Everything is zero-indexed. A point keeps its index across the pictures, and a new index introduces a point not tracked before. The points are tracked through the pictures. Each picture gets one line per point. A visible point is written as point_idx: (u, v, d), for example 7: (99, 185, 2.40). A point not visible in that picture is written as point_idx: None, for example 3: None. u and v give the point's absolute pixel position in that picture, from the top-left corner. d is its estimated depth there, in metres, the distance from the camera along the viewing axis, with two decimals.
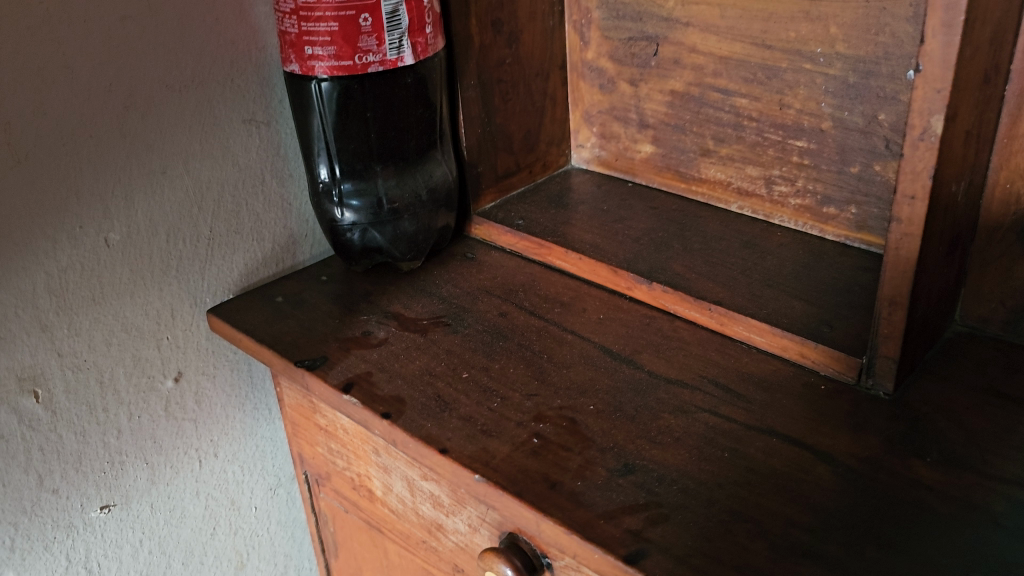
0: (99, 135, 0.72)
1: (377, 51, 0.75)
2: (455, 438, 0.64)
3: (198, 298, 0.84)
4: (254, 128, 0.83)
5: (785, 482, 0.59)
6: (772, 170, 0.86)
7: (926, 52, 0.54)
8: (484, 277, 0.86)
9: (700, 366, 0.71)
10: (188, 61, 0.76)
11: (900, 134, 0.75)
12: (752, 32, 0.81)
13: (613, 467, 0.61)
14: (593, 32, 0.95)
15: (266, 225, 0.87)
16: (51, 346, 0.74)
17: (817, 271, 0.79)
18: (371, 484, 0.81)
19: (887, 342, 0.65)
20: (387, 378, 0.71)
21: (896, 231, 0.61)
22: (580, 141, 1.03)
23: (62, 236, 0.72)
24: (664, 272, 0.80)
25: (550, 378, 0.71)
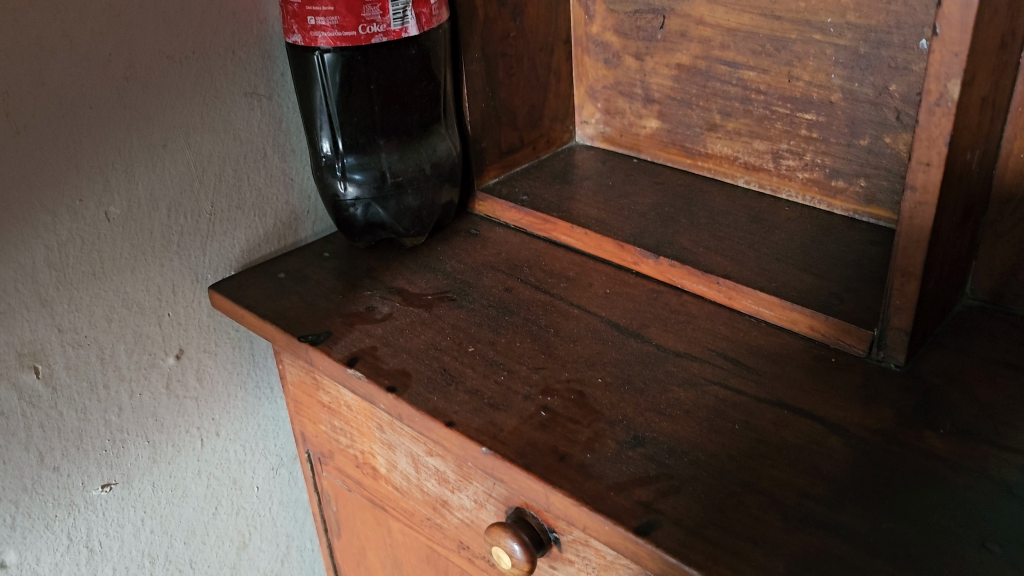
0: (99, 107, 0.70)
1: (381, 22, 0.74)
2: (462, 411, 0.63)
3: (200, 274, 0.83)
4: (256, 102, 0.81)
5: (797, 454, 0.58)
6: (779, 144, 0.85)
7: (944, 14, 0.53)
8: (488, 253, 0.85)
9: (709, 340, 0.70)
10: (189, 32, 0.74)
11: (911, 105, 0.74)
12: (761, 3, 0.80)
13: (622, 439, 0.60)
14: (597, 6, 0.94)
15: (268, 201, 0.86)
16: (51, 321, 0.73)
17: (825, 245, 0.78)
18: (374, 461, 0.80)
19: (899, 313, 0.64)
20: (392, 353, 0.71)
21: (910, 200, 0.60)
22: (584, 117, 1.02)
23: (62, 210, 0.71)
24: (671, 246, 0.79)
25: (557, 352, 0.70)
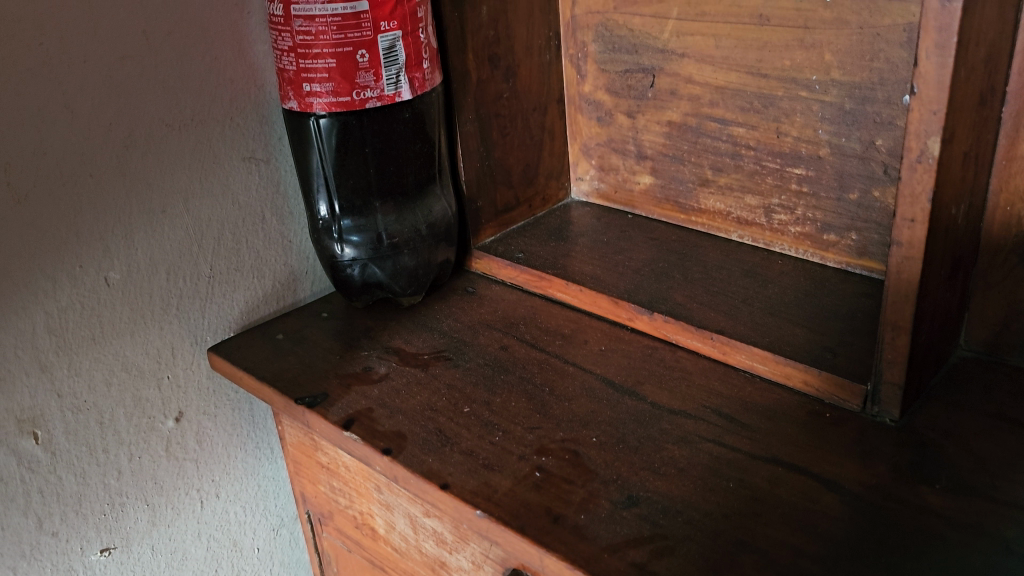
0: (99, 175, 0.72)
1: (374, 87, 0.75)
2: (457, 473, 0.63)
3: (199, 336, 0.83)
4: (254, 166, 0.83)
5: (792, 512, 0.58)
6: (771, 199, 0.86)
7: (921, 74, 0.54)
8: (484, 310, 0.86)
9: (703, 396, 0.70)
10: (188, 100, 0.76)
11: (898, 159, 0.75)
12: (748, 62, 0.81)
13: (616, 499, 0.60)
14: (589, 66, 0.95)
15: (267, 262, 0.87)
16: (50, 387, 0.74)
17: (819, 298, 0.79)
18: (373, 522, 0.80)
19: (891, 367, 0.64)
20: (387, 415, 0.71)
21: (896, 255, 0.60)
22: (579, 174, 1.03)
23: (62, 276, 0.72)
24: (665, 302, 0.80)
25: (552, 411, 0.70)
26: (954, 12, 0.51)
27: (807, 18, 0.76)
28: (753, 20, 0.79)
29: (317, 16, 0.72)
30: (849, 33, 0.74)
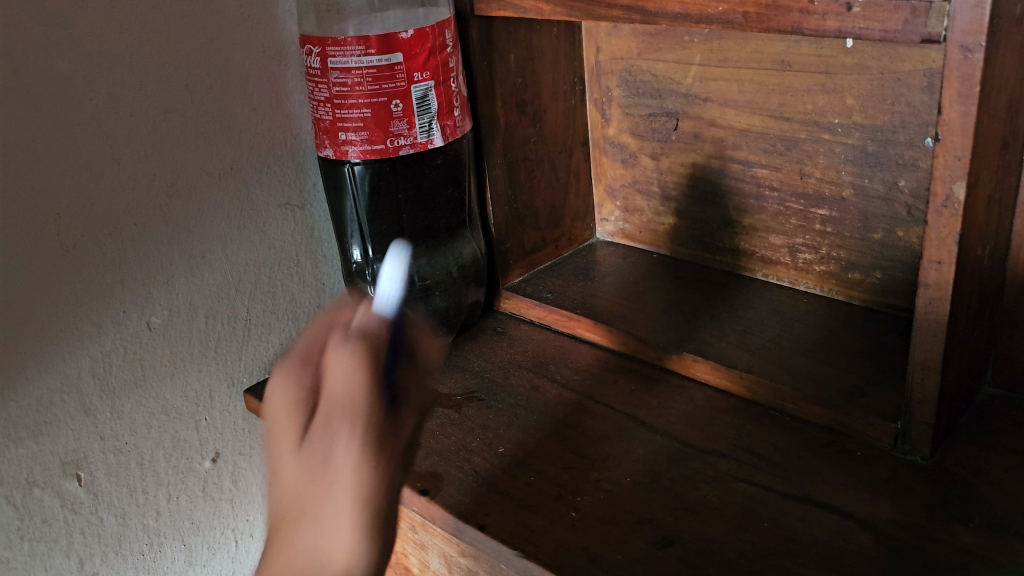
0: (143, 224, 0.74)
1: (408, 135, 0.78)
2: (494, 513, 0.64)
3: (236, 378, 0.85)
4: (290, 212, 0.85)
5: (827, 552, 0.59)
6: (795, 238, 0.88)
7: (945, 122, 0.55)
8: (514, 351, 0.87)
9: (734, 436, 0.71)
10: (228, 150, 0.79)
11: (921, 200, 0.77)
12: (770, 106, 0.83)
13: (652, 539, 0.61)
14: (613, 110, 0.97)
15: (301, 305, 0.89)
16: (94, 430, 0.75)
17: (845, 337, 0.80)
18: (407, 562, 0.80)
19: (921, 406, 0.65)
20: (423, 455, 0.72)
21: (923, 296, 0.61)
22: (604, 215, 1.05)
23: (107, 321, 0.74)
24: (694, 341, 0.81)
25: (586, 452, 0.71)
26: (977, 63, 0.52)
27: (828, 64, 0.78)
28: (775, 66, 0.81)
29: (353, 68, 0.74)
30: (870, 78, 0.75)
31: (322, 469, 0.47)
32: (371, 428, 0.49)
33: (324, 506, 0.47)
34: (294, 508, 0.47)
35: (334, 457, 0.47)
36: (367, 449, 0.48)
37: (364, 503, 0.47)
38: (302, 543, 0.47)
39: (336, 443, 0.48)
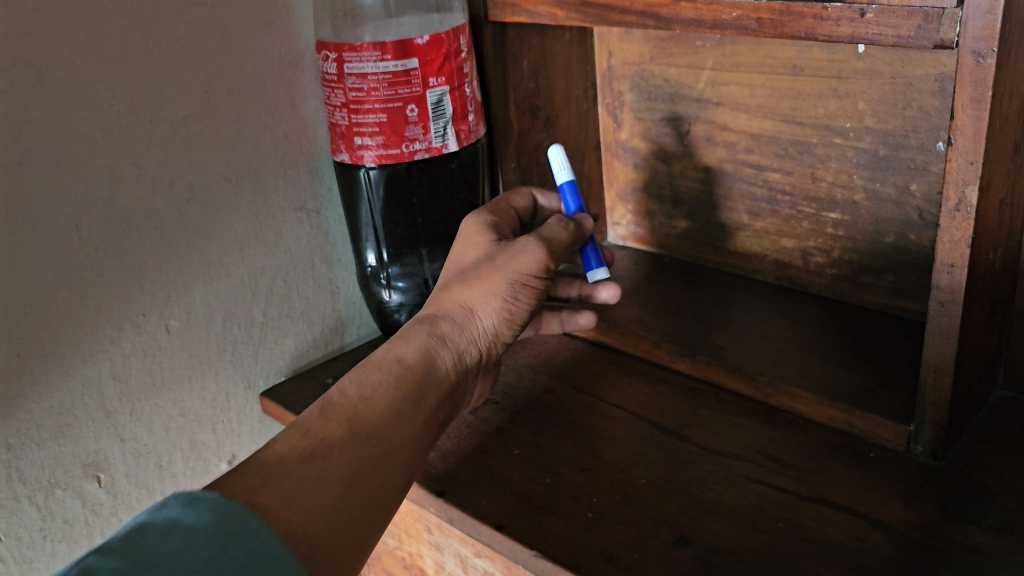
0: (162, 228, 0.75)
1: (423, 140, 0.78)
2: (510, 514, 0.65)
3: (252, 381, 0.86)
4: (305, 216, 0.86)
5: (841, 552, 0.59)
6: (807, 241, 0.88)
7: (958, 126, 0.56)
8: (528, 353, 0.88)
9: (748, 438, 0.72)
10: (245, 155, 0.80)
11: (933, 204, 0.77)
12: (782, 110, 0.84)
13: (668, 539, 0.61)
14: (625, 114, 0.98)
15: (316, 308, 0.90)
16: (113, 432, 0.76)
17: (857, 340, 0.81)
18: (422, 563, 0.80)
19: (934, 408, 0.65)
20: (439, 457, 0.73)
21: (936, 300, 0.62)
22: (615, 219, 1.06)
23: (127, 325, 0.75)
24: (707, 344, 0.82)
25: (600, 453, 0.72)
26: (988, 68, 0.53)
27: (840, 68, 0.78)
28: (787, 71, 0.82)
29: (369, 74, 0.75)
30: (881, 83, 0.76)
31: (487, 297, 0.65)
32: (530, 300, 0.66)
33: (478, 311, 0.65)
34: (487, 262, 0.66)
35: (511, 276, 0.65)
36: (542, 266, 0.65)
37: (528, 274, 0.65)
38: (446, 324, 0.64)
39: (530, 245, 0.65)
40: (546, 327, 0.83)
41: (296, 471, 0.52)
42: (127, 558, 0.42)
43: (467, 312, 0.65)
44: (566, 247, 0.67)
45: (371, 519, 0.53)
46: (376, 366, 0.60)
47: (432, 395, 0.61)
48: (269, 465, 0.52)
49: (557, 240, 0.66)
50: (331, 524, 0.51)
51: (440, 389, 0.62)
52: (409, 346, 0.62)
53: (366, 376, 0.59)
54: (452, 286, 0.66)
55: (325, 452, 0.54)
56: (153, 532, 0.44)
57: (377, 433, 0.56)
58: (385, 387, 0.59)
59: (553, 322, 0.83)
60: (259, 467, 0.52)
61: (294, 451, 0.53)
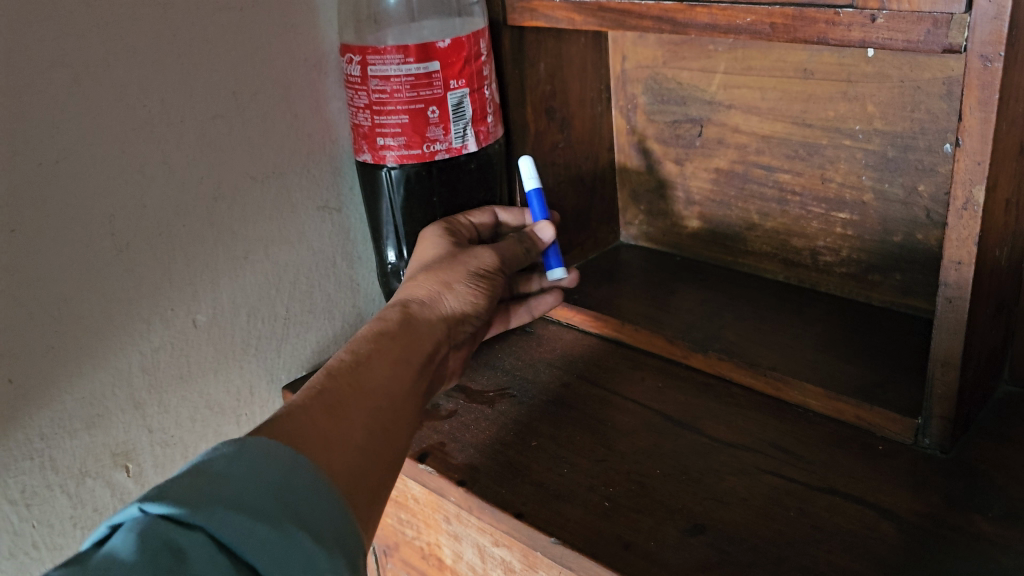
0: (191, 225, 0.77)
1: (443, 140, 0.81)
2: (530, 502, 0.67)
3: (274, 375, 0.89)
4: (327, 215, 0.89)
5: (851, 539, 0.61)
6: (816, 241, 0.91)
7: (965, 128, 0.58)
8: (544, 349, 0.90)
9: (759, 430, 0.74)
10: (270, 154, 0.82)
11: (940, 204, 0.79)
12: (793, 112, 0.86)
13: (683, 527, 0.63)
14: (638, 116, 1.00)
15: (337, 304, 0.93)
16: (142, 423, 0.79)
17: (866, 336, 0.83)
18: (440, 553, 0.82)
19: (941, 402, 0.67)
20: (459, 448, 0.75)
21: (944, 296, 0.64)
22: (628, 219, 1.09)
23: (156, 319, 0.77)
24: (719, 340, 0.84)
25: (616, 445, 0.74)
26: (995, 72, 0.55)
27: (850, 72, 0.80)
28: (798, 74, 0.84)
29: (392, 76, 0.77)
30: (890, 86, 0.78)
31: (452, 283, 0.69)
32: (489, 293, 0.71)
33: (443, 294, 0.69)
34: (447, 259, 0.72)
35: (469, 271, 0.71)
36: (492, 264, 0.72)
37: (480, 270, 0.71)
38: (416, 304, 0.68)
39: (485, 250, 0.72)
40: (513, 319, 0.84)
41: (316, 420, 0.54)
42: (199, 489, 0.44)
43: (435, 294, 0.69)
44: (515, 263, 0.75)
45: (379, 468, 0.56)
46: (359, 339, 0.63)
47: (413, 366, 0.64)
48: (289, 416, 0.54)
49: (506, 252, 0.74)
50: (348, 469, 0.53)
51: (419, 362, 0.65)
52: (385, 321, 0.65)
53: (356, 345, 0.62)
54: (417, 276, 0.70)
55: (338, 405, 0.56)
56: (219, 468, 0.47)
57: (379, 392, 0.59)
58: (373, 355, 0.61)
59: (520, 312, 0.84)
60: (280, 418, 0.53)
61: (312, 403, 0.55)
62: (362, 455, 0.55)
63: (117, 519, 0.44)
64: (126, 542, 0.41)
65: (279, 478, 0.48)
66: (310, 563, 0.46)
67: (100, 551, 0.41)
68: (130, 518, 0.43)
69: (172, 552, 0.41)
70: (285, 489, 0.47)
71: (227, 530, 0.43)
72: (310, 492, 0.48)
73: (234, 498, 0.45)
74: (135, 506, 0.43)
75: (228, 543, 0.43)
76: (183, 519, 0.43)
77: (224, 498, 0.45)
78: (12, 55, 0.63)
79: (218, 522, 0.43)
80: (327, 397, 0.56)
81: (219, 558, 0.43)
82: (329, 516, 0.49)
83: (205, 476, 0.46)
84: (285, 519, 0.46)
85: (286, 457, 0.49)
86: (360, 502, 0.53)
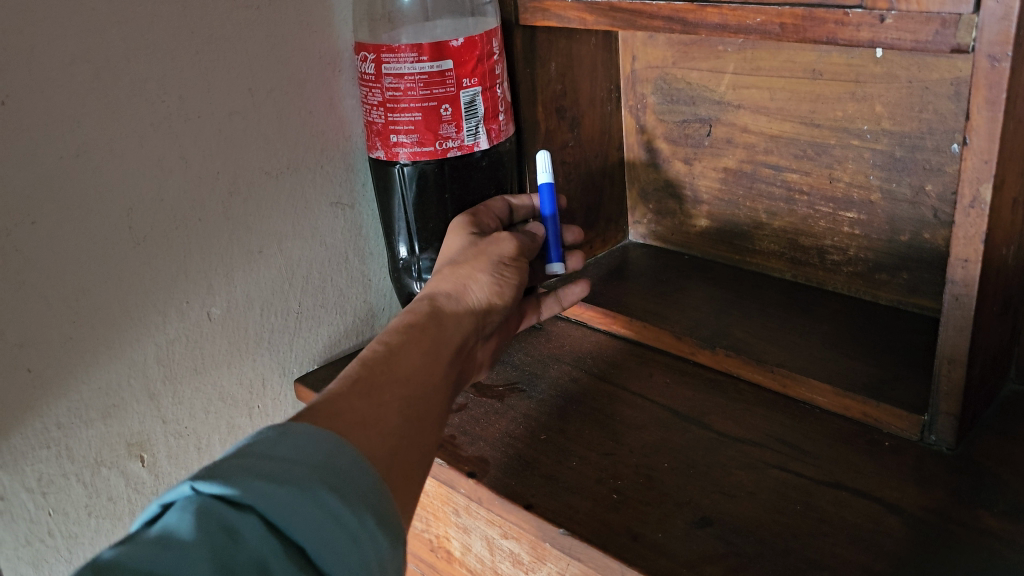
0: (207, 219, 0.78)
1: (456, 138, 0.82)
2: (539, 494, 0.68)
3: (286, 368, 0.90)
4: (340, 211, 0.90)
5: (857, 532, 0.62)
6: (824, 240, 0.91)
7: (973, 127, 0.58)
8: (553, 345, 0.91)
9: (766, 426, 0.75)
10: (285, 150, 0.83)
11: (947, 203, 0.80)
12: (801, 113, 0.87)
13: (691, 519, 0.64)
14: (647, 116, 1.01)
15: (349, 299, 0.94)
16: (157, 413, 0.80)
17: (873, 335, 0.83)
18: (449, 545, 0.82)
19: (947, 398, 0.68)
20: (469, 441, 0.76)
21: (950, 293, 0.65)
22: (637, 218, 1.10)
23: (172, 311, 0.78)
24: (726, 337, 0.85)
25: (624, 439, 0.75)
26: (1003, 71, 0.56)
27: (858, 72, 0.81)
28: (807, 74, 0.85)
29: (406, 74, 0.78)
30: (899, 87, 0.79)
31: (476, 272, 0.70)
32: (513, 281, 0.72)
33: (469, 286, 0.69)
34: (470, 252, 0.72)
35: (492, 259, 0.71)
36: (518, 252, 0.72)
37: (505, 260, 0.72)
38: (443, 297, 0.68)
39: (505, 238, 0.73)
40: (545, 309, 0.83)
41: (354, 405, 0.54)
42: (245, 470, 0.45)
43: (461, 286, 0.69)
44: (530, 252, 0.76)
45: (418, 451, 0.56)
46: (391, 331, 0.63)
47: (443, 355, 0.64)
48: (327, 402, 0.54)
49: (523, 244, 0.75)
50: (388, 451, 0.53)
51: (450, 351, 0.65)
52: (413, 314, 0.66)
53: (390, 336, 0.62)
54: (442, 271, 0.71)
55: (375, 391, 0.56)
56: (264, 449, 0.47)
57: (413, 379, 0.59)
58: (407, 346, 0.62)
59: (551, 301, 0.83)
60: (318, 405, 0.54)
61: (349, 389, 0.56)
62: (402, 437, 0.55)
63: (168, 498, 0.44)
64: (181, 520, 0.42)
65: (324, 457, 0.48)
66: (355, 541, 0.46)
67: (153, 529, 0.42)
68: (182, 498, 0.43)
69: (226, 530, 0.42)
70: (330, 468, 0.48)
71: (273, 509, 0.44)
72: (353, 472, 0.49)
73: (281, 476, 0.45)
74: (186, 485, 0.43)
75: (275, 520, 0.44)
76: (233, 499, 0.43)
77: (271, 476, 0.45)
78: (34, 51, 0.64)
79: (267, 501, 0.44)
80: (362, 383, 0.56)
81: (268, 536, 0.43)
82: (372, 495, 0.49)
83: (251, 457, 0.46)
84: (330, 497, 0.46)
85: (329, 440, 0.49)
86: (401, 482, 0.53)
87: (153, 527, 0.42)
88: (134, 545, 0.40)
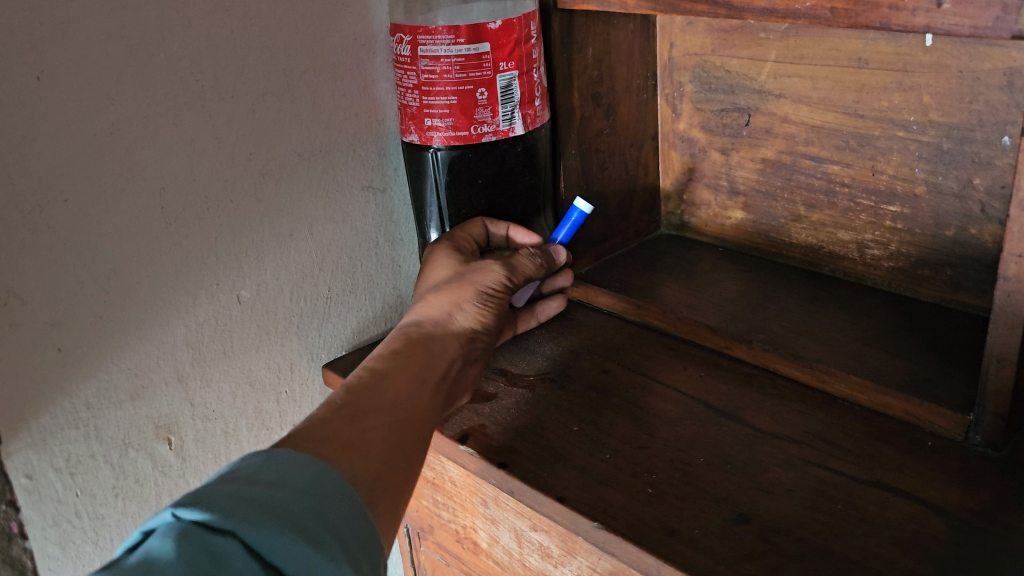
0: (239, 199, 0.78)
1: (491, 123, 0.80)
2: (571, 487, 0.67)
3: (315, 354, 0.89)
4: (371, 195, 0.89)
5: (900, 533, 0.60)
6: (864, 234, 0.89)
7: None
8: (584, 336, 0.90)
9: (804, 422, 0.73)
10: (318, 132, 0.82)
11: (997, 198, 0.78)
12: (845, 102, 0.85)
13: (728, 516, 0.63)
14: (684, 105, 0.99)
15: (378, 285, 0.93)
16: (185, 396, 0.79)
17: (915, 332, 0.81)
18: (476, 536, 0.81)
19: (995, 398, 0.66)
20: (500, 431, 0.74)
21: (1001, 289, 0.62)
22: (670, 208, 1.08)
23: (202, 293, 0.77)
24: (763, 331, 0.83)
25: (659, 433, 0.73)
26: None
27: (906, 62, 0.79)
28: (851, 63, 0.83)
29: (442, 57, 0.77)
30: (948, 77, 0.76)
31: (461, 301, 0.70)
32: (497, 310, 0.72)
33: (452, 314, 0.70)
34: (456, 278, 0.73)
35: (477, 289, 0.71)
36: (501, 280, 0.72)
37: (490, 287, 0.72)
38: (428, 323, 0.69)
39: (490, 264, 0.73)
40: (522, 324, 0.88)
41: (341, 430, 0.55)
42: (230, 495, 0.45)
43: (445, 314, 0.70)
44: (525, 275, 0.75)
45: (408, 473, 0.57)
46: (378, 357, 0.65)
47: (430, 381, 0.65)
48: (315, 426, 0.55)
49: (515, 268, 0.74)
50: (378, 472, 0.54)
51: (436, 377, 0.66)
52: (397, 341, 0.67)
53: (377, 361, 0.64)
54: (428, 296, 0.72)
55: (361, 416, 0.57)
56: (250, 473, 0.48)
57: (400, 406, 0.60)
58: (392, 372, 0.63)
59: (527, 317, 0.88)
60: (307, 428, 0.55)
61: (335, 414, 0.57)
62: (391, 458, 0.56)
63: (150, 525, 0.44)
64: (162, 545, 0.42)
65: (311, 481, 0.49)
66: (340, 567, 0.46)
67: (135, 554, 0.42)
68: (163, 524, 0.43)
69: (209, 553, 0.42)
70: (316, 492, 0.49)
71: (258, 532, 0.44)
72: (339, 497, 0.50)
73: (268, 501, 0.46)
74: (168, 510, 0.44)
75: (259, 545, 0.44)
76: (214, 523, 0.43)
77: (258, 502, 0.46)
78: (69, 25, 0.63)
79: (252, 524, 0.44)
80: (348, 408, 0.57)
81: (252, 560, 0.43)
82: (357, 518, 0.50)
83: (237, 481, 0.47)
84: (316, 524, 0.47)
85: (314, 463, 0.50)
86: (393, 500, 0.54)
87: (135, 552, 0.42)
88: (116, 570, 0.40)
